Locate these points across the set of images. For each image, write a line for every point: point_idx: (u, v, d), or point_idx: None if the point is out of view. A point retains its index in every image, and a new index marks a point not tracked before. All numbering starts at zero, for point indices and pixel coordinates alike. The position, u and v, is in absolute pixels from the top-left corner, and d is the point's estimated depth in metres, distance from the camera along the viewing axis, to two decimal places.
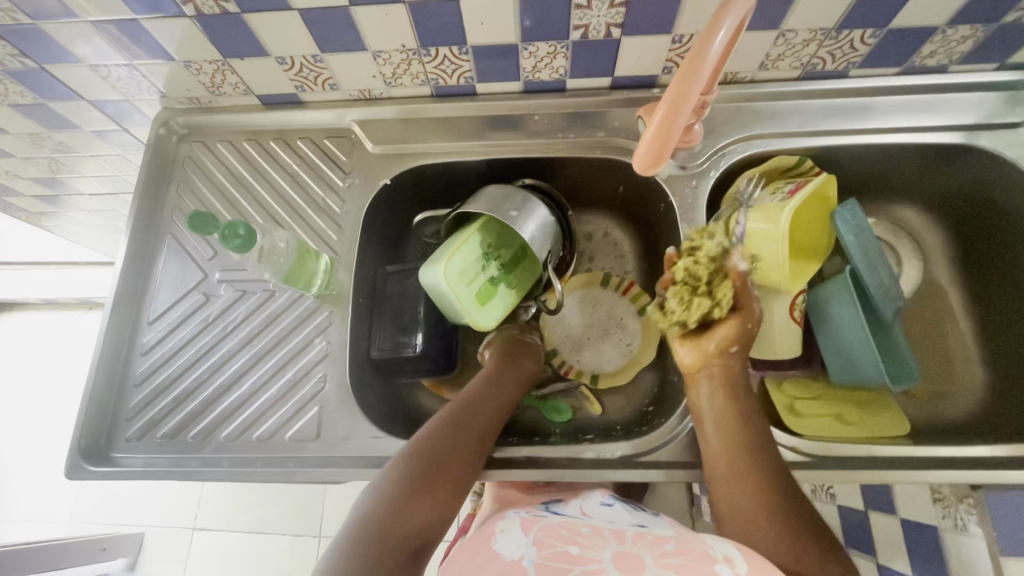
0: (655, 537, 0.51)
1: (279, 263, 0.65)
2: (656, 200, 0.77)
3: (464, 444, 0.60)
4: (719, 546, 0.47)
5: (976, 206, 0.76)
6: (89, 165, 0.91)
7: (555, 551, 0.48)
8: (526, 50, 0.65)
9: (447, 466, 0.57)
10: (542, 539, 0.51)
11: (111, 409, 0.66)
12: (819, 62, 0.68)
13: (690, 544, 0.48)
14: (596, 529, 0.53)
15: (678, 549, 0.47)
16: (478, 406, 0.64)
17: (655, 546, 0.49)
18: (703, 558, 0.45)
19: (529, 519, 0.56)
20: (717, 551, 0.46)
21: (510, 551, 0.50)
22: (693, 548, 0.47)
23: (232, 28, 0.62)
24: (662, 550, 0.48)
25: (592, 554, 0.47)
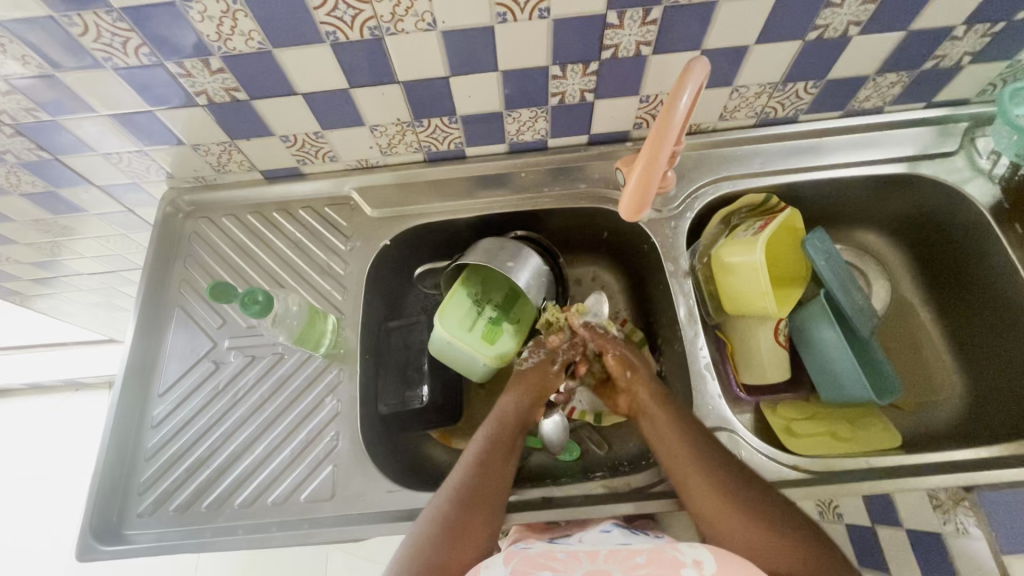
0: (628, 550, 0.50)
1: (292, 325, 0.68)
2: (639, 242, 0.82)
3: (494, 481, 0.61)
4: (688, 548, 0.49)
5: (931, 226, 0.83)
6: (91, 245, 0.93)
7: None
8: (510, 116, 0.72)
9: (482, 504, 0.58)
10: (518, 569, 0.48)
11: (122, 485, 0.66)
12: (771, 111, 0.76)
13: (659, 551, 0.49)
14: (572, 551, 0.51)
15: (647, 558, 0.48)
16: (504, 441, 0.64)
17: (626, 559, 0.49)
18: (672, 564, 0.47)
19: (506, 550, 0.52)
20: (686, 554, 0.48)
21: None
22: (663, 555, 0.48)
23: (240, 113, 0.67)
24: (631, 564, 0.48)
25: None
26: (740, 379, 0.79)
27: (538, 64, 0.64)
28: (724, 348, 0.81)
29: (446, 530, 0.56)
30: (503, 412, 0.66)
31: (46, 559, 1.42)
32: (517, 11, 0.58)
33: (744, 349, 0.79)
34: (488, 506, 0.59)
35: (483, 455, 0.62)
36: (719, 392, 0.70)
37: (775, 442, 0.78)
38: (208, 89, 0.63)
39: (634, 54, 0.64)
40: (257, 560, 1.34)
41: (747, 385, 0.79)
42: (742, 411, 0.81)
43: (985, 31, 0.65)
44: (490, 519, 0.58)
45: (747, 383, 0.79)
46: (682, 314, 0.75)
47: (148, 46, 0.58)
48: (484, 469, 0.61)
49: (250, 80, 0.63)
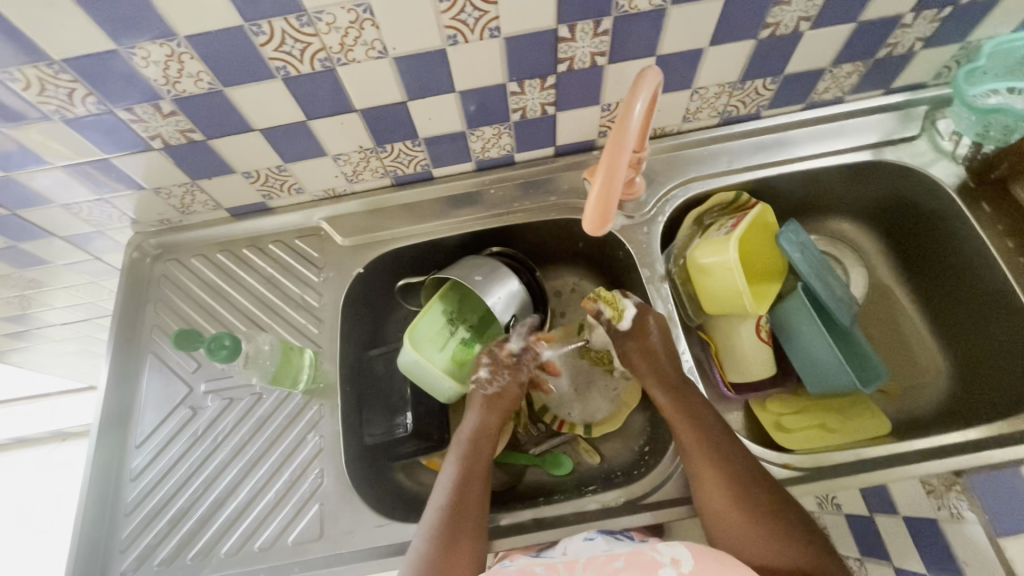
0: (606, 555, 0.50)
1: (265, 365, 0.67)
2: (614, 249, 0.82)
3: (472, 504, 0.60)
4: (665, 548, 0.49)
5: (902, 209, 0.83)
6: (62, 295, 0.92)
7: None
8: (474, 135, 0.72)
9: (463, 528, 0.58)
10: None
11: (103, 543, 0.64)
12: (734, 109, 0.77)
13: (637, 553, 0.49)
14: (551, 564, 0.51)
15: (626, 561, 0.48)
16: (475, 464, 0.64)
17: (605, 565, 0.49)
18: (650, 564, 0.48)
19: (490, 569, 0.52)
20: (664, 554, 0.49)
21: None
22: (640, 557, 0.49)
23: (199, 153, 0.66)
24: (611, 568, 0.48)
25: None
26: (727, 378, 0.79)
27: (495, 81, 0.64)
28: (708, 348, 0.81)
29: (434, 564, 0.55)
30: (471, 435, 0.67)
31: None
32: (467, 32, 0.57)
33: (728, 348, 0.78)
34: (470, 531, 0.58)
35: (457, 482, 0.62)
36: (704, 395, 0.70)
37: (766, 439, 0.78)
38: (163, 132, 0.63)
39: (589, 65, 0.64)
40: None
41: (734, 382, 0.79)
42: (732, 410, 0.81)
43: (934, 17, 0.66)
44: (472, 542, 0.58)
45: (734, 381, 0.79)
46: (662, 318, 0.75)
47: (96, 95, 0.57)
48: (463, 490, 0.61)
49: (205, 121, 0.62)
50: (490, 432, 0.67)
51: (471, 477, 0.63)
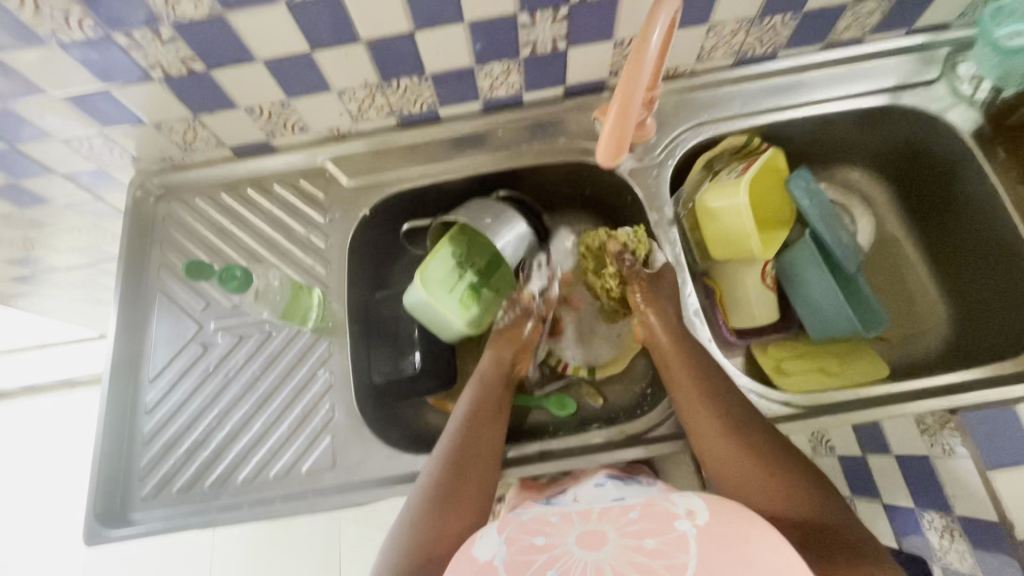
0: (621, 507, 0.50)
1: (275, 300, 0.68)
2: (622, 194, 0.81)
3: (478, 460, 0.60)
4: (681, 500, 0.48)
5: (913, 156, 0.82)
6: (66, 237, 0.91)
7: (524, 545, 0.46)
8: (482, 71, 0.70)
9: (468, 487, 0.58)
10: (512, 536, 0.47)
11: (122, 471, 0.66)
12: (749, 48, 0.74)
13: (652, 505, 0.48)
14: (564, 513, 0.51)
15: (640, 513, 0.48)
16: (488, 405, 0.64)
17: (619, 515, 0.48)
18: (664, 516, 0.46)
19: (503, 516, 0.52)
20: (679, 506, 0.48)
21: (484, 554, 0.47)
22: (655, 508, 0.48)
23: (200, 85, 0.64)
24: (625, 519, 0.47)
25: (557, 540, 0.45)
26: (730, 323, 0.80)
27: (505, 11, 0.61)
28: (711, 294, 0.81)
29: (440, 493, 0.57)
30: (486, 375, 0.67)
31: (63, 551, 1.44)
32: None
33: (732, 293, 0.79)
34: (478, 471, 0.59)
35: (468, 426, 0.62)
36: (708, 337, 0.71)
37: (766, 382, 0.80)
38: (162, 61, 0.61)
39: None
40: (270, 538, 1.38)
41: (737, 328, 0.80)
42: (733, 354, 0.82)
43: None
44: (477, 491, 0.58)
45: (737, 326, 0.80)
46: (670, 262, 0.74)
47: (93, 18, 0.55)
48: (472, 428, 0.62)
49: (205, 49, 0.60)
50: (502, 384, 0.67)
51: (482, 420, 0.63)
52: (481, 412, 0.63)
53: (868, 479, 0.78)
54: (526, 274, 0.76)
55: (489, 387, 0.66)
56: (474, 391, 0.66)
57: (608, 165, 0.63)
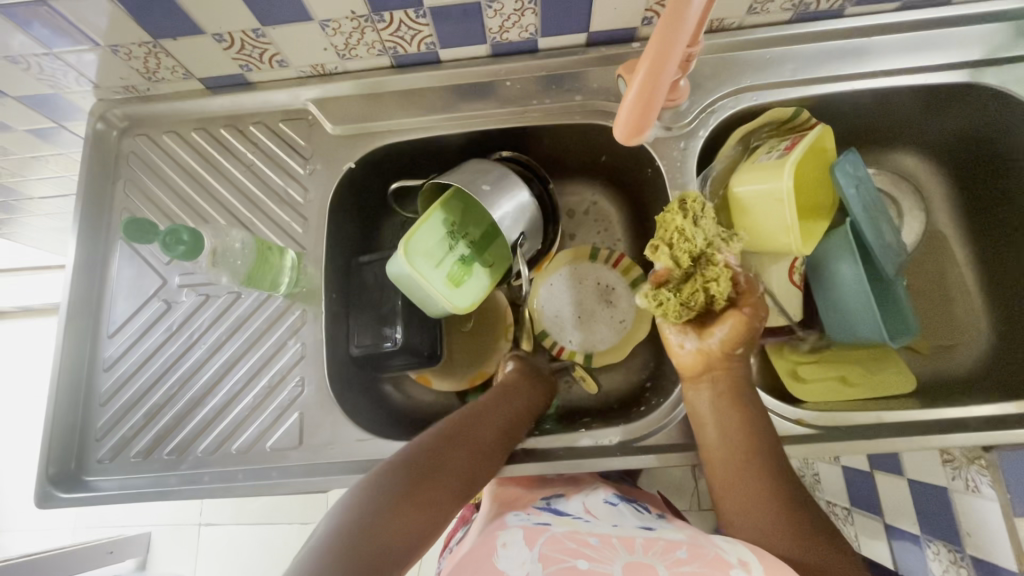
0: (664, 542, 0.48)
1: (237, 265, 0.59)
2: (641, 165, 0.72)
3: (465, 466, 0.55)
4: (731, 547, 0.46)
5: (983, 147, 0.71)
6: (34, 166, 0.84)
7: (563, 566, 0.44)
8: (491, 8, 0.59)
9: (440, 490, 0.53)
10: (547, 555, 0.46)
11: (78, 431, 0.62)
12: (813, 1, 0.62)
13: (700, 547, 0.46)
14: (604, 537, 0.49)
15: (689, 554, 0.45)
16: (481, 417, 0.60)
17: (666, 553, 0.46)
18: (717, 562, 0.44)
19: (533, 529, 0.51)
20: (731, 554, 0.45)
21: (514, 568, 0.45)
22: (704, 552, 0.45)
23: (158, 4, 0.54)
24: (673, 558, 0.45)
25: (602, 567, 0.44)
26: None
27: None
28: None
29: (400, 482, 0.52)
30: (491, 395, 0.63)
31: None
32: None
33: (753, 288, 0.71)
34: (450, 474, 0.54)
35: (456, 429, 0.58)
36: None
37: (777, 386, 0.73)
38: None
39: None
40: None
41: None
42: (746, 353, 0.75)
43: None
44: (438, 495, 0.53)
45: None
46: None
47: None
48: (454, 432, 0.57)
49: None
50: (518, 403, 0.63)
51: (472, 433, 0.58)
52: (477, 421, 0.59)
53: (872, 495, 0.73)
54: (522, 251, 0.67)
55: (497, 408, 0.61)
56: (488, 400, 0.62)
57: (626, 140, 0.55)
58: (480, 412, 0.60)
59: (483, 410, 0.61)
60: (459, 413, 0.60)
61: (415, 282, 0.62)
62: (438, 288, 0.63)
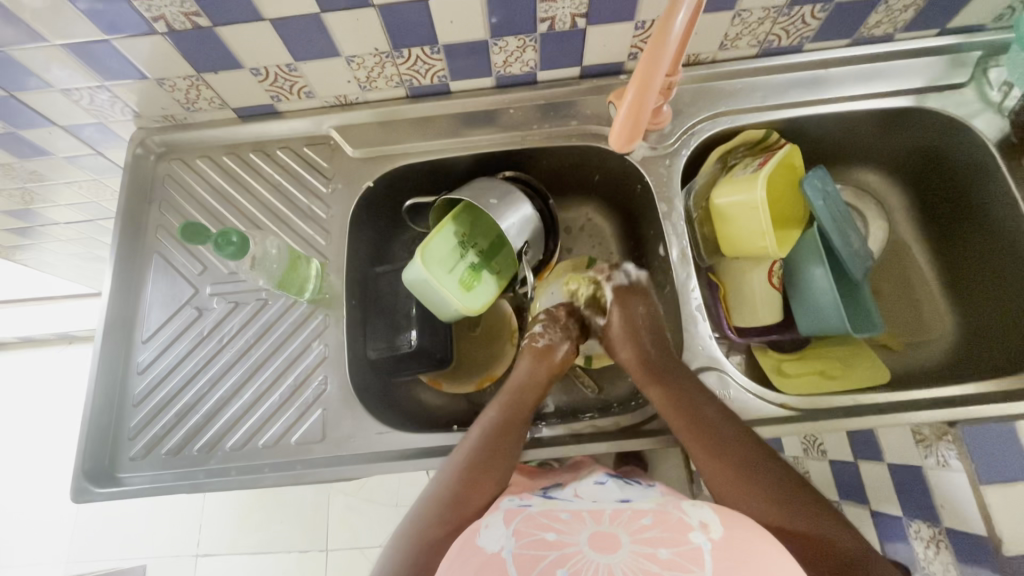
0: (632, 511, 0.51)
1: (272, 268, 0.66)
2: (632, 182, 0.80)
3: (489, 474, 0.59)
4: (693, 511, 0.49)
5: (933, 162, 0.80)
6: (64, 192, 0.89)
7: (534, 539, 0.47)
8: (496, 46, 0.67)
9: (476, 500, 0.57)
10: (521, 529, 0.49)
11: (112, 431, 0.66)
12: (775, 39, 0.71)
13: (666, 515, 0.49)
14: (576, 511, 0.51)
15: (653, 521, 0.48)
16: (511, 421, 0.64)
17: (631, 520, 0.49)
18: (680, 528, 0.47)
19: (510, 507, 0.54)
20: (693, 517, 0.48)
21: (492, 544, 0.48)
22: (669, 518, 0.49)
23: (207, 43, 0.62)
24: (637, 524, 0.48)
25: (569, 538, 0.46)
26: (731, 320, 0.79)
27: None
28: (716, 290, 0.80)
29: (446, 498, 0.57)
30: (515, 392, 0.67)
31: (55, 505, 1.45)
32: None
33: (737, 291, 0.78)
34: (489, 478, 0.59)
35: (488, 434, 0.62)
36: (709, 333, 0.69)
37: (765, 381, 0.79)
38: (167, 14, 0.58)
39: None
40: (258, 504, 1.39)
41: (738, 326, 0.79)
42: (733, 352, 0.81)
43: None
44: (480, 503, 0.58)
45: (739, 324, 0.78)
46: (675, 255, 0.73)
47: None
48: (489, 441, 0.61)
49: (212, 3, 0.57)
50: (529, 406, 0.66)
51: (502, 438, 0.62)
52: (507, 428, 0.63)
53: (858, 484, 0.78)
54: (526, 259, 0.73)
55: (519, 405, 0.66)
56: (499, 408, 0.65)
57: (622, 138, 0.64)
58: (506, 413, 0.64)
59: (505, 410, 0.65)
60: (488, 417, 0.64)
61: (433, 292, 0.69)
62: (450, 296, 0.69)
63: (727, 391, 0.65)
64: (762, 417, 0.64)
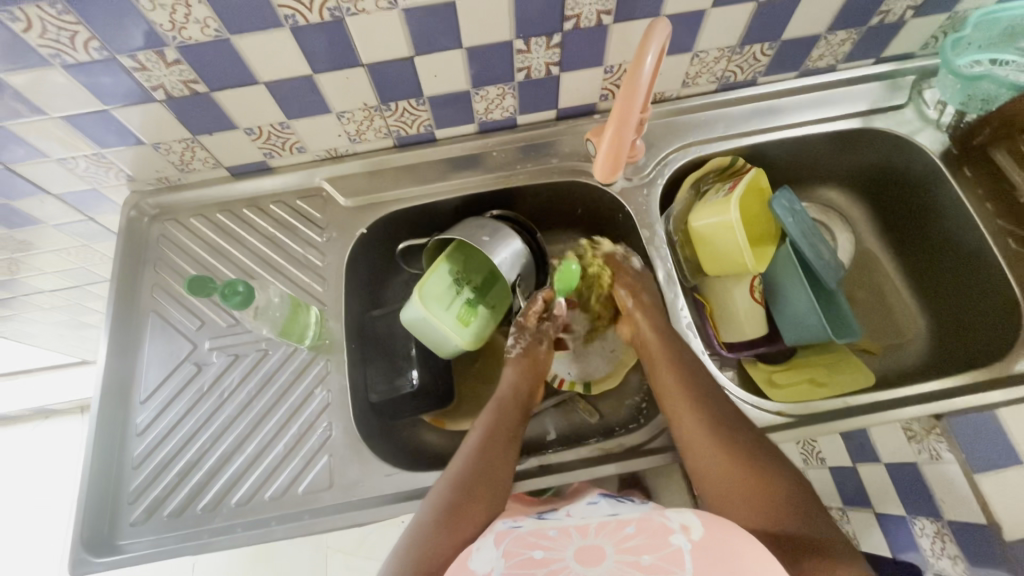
0: (616, 520, 0.51)
1: (275, 317, 0.67)
2: (613, 212, 0.84)
3: (492, 483, 0.59)
4: (675, 515, 0.50)
5: (887, 175, 0.86)
6: (52, 260, 0.89)
7: (522, 558, 0.47)
8: (478, 94, 0.72)
9: (475, 514, 0.56)
10: (509, 550, 0.49)
11: (110, 496, 0.64)
12: (731, 75, 0.78)
13: (647, 520, 0.50)
14: (563, 526, 0.52)
15: (636, 528, 0.49)
16: (502, 428, 0.64)
17: (616, 530, 0.49)
18: (661, 531, 0.48)
19: (498, 528, 0.53)
20: (674, 520, 0.49)
21: (483, 567, 0.48)
22: (650, 523, 0.49)
23: (202, 107, 0.65)
24: (622, 534, 0.48)
25: (556, 554, 0.47)
26: (720, 336, 0.82)
27: (501, 39, 0.64)
28: (701, 308, 0.84)
29: (444, 509, 0.56)
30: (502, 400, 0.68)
31: None
32: None
33: (722, 307, 0.81)
34: (486, 489, 0.58)
35: (483, 440, 0.63)
36: (701, 349, 0.72)
37: (758, 394, 0.82)
38: (166, 83, 0.61)
39: (595, 24, 0.64)
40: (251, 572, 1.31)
41: (727, 341, 0.82)
42: (726, 367, 0.84)
43: None
44: (479, 512, 0.57)
45: (727, 339, 0.82)
46: (661, 277, 0.77)
47: (98, 40, 0.56)
48: (482, 449, 0.62)
49: (209, 70, 0.61)
50: (515, 413, 0.67)
51: (494, 443, 0.62)
52: (499, 435, 0.63)
53: (859, 489, 0.79)
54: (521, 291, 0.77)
55: (506, 412, 0.66)
56: (489, 416, 0.66)
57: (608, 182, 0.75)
58: (496, 421, 0.65)
59: (495, 417, 0.65)
60: (480, 427, 0.65)
61: (429, 328, 0.71)
62: (440, 329, 0.71)
63: None
64: (762, 425, 0.66)
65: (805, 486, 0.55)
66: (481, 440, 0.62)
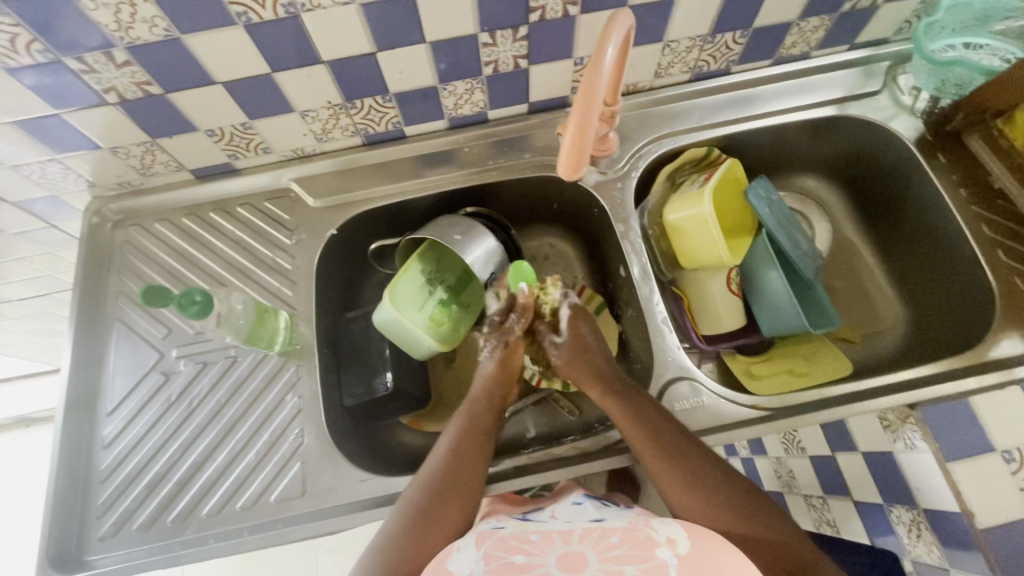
0: (602, 528, 0.51)
1: (239, 324, 0.66)
2: (589, 207, 0.83)
3: (464, 488, 0.58)
4: (661, 527, 0.50)
5: (863, 162, 0.86)
6: (17, 268, 0.87)
7: (503, 563, 0.47)
8: (446, 90, 0.70)
9: (447, 521, 0.56)
10: (490, 552, 0.49)
11: (78, 511, 0.63)
12: (704, 64, 0.77)
13: (633, 530, 0.50)
14: (547, 532, 0.52)
15: (621, 537, 0.49)
16: (475, 428, 0.62)
17: (601, 538, 0.49)
18: (647, 543, 0.48)
19: (482, 531, 0.53)
20: (661, 533, 0.49)
21: (461, 568, 0.48)
22: (636, 534, 0.49)
23: (159, 109, 0.63)
24: (605, 542, 0.48)
25: (538, 560, 0.47)
26: (699, 329, 0.81)
27: (465, 32, 0.62)
28: (680, 302, 0.82)
29: (416, 516, 0.56)
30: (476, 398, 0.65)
31: None
32: None
33: (700, 300, 0.81)
34: (458, 493, 0.57)
35: (456, 442, 0.61)
36: (678, 344, 0.71)
37: (738, 385, 0.81)
38: (118, 85, 0.59)
39: (561, 15, 0.62)
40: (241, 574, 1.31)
41: (706, 334, 0.81)
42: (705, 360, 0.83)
43: None
44: (451, 517, 0.56)
45: (706, 333, 0.81)
46: (636, 272, 0.76)
47: (42, 42, 0.53)
48: (454, 452, 0.60)
49: (162, 71, 0.59)
50: (489, 412, 0.64)
51: (468, 444, 0.61)
52: (472, 435, 0.61)
53: (839, 477, 0.79)
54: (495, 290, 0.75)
55: (480, 411, 0.64)
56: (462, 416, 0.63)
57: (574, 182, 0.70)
58: (469, 421, 0.63)
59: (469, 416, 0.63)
60: (453, 429, 0.63)
61: (400, 332, 0.70)
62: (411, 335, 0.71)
63: (700, 398, 0.67)
64: (737, 419, 0.66)
65: (754, 491, 0.57)
66: (454, 442, 0.61)
